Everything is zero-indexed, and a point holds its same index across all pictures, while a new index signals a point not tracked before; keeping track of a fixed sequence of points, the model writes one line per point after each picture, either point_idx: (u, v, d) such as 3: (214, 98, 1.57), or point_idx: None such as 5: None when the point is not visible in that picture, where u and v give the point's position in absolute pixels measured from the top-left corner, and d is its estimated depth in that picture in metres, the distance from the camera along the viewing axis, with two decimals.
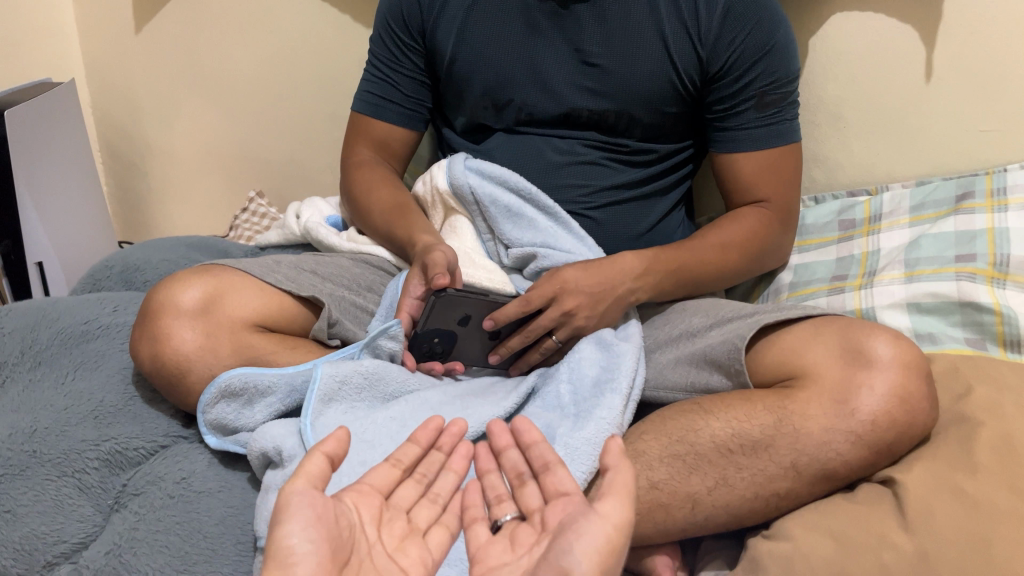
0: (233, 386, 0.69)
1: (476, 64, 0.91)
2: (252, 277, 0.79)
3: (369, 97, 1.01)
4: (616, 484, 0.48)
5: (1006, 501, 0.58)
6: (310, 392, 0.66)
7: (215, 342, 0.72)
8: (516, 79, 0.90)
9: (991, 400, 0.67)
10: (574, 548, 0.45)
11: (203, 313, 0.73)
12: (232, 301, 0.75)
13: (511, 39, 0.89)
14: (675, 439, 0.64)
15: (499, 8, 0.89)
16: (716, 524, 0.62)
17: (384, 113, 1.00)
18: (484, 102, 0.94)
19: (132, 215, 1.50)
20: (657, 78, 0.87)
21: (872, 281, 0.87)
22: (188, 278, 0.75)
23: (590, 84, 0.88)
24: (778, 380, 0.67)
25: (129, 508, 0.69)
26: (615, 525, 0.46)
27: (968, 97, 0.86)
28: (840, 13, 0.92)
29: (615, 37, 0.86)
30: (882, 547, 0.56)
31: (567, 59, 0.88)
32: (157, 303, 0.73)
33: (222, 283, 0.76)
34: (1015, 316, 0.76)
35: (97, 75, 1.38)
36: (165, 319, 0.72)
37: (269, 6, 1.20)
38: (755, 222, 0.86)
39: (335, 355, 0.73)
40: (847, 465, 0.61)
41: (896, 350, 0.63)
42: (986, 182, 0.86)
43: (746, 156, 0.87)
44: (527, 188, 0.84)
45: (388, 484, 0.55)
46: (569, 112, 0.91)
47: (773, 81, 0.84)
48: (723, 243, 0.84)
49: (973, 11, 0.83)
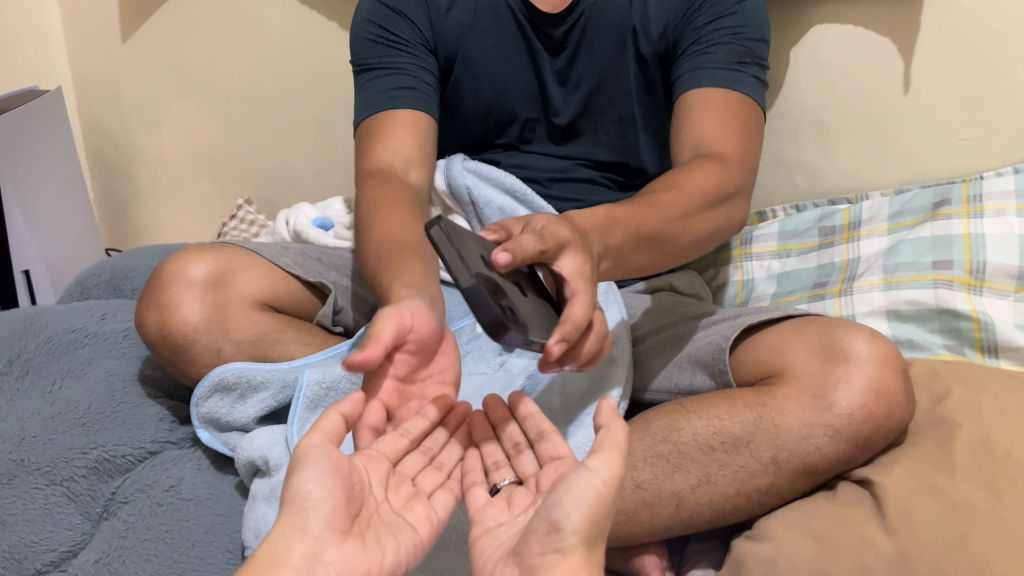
0: (226, 381, 0.70)
1: (475, 81, 0.89)
2: (263, 257, 0.79)
3: (370, 98, 0.88)
4: (608, 440, 0.45)
5: (984, 500, 0.60)
6: (297, 398, 0.67)
7: (224, 314, 0.73)
8: (517, 94, 0.88)
9: (970, 402, 0.69)
10: (563, 500, 0.43)
11: (213, 285, 0.74)
12: (243, 278, 0.76)
13: (501, 51, 0.87)
14: (658, 438, 0.65)
15: (491, 22, 0.86)
16: (701, 522, 0.63)
17: (396, 103, 0.86)
18: (485, 120, 0.92)
19: (121, 222, 1.50)
20: (627, 66, 0.86)
21: (852, 287, 0.89)
22: (199, 250, 0.76)
23: (583, 91, 0.87)
24: (759, 378, 0.68)
25: (118, 516, 0.70)
26: (606, 480, 0.44)
27: (952, 105, 0.89)
28: (818, 23, 0.92)
29: (593, 38, 0.85)
30: (863, 546, 0.58)
31: (551, 65, 0.86)
32: (167, 275, 0.74)
33: (231, 261, 0.76)
34: (992, 323, 0.79)
35: (84, 82, 1.38)
36: (174, 289, 0.72)
37: (254, 12, 1.20)
38: (715, 167, 0.73)
39: (319, 354, 0.73)
40: (826, 460, 0.63)
41: (872, 346, 0.64)
42: (962, 189, 0.88)
43: (705, 103, 0.79)
44: (522, 190, 0.85)
45: (397, 452, 0.54)
46: (572, 124, 0.89)
47: (739, 32, 0.81)
48: (680, 186, 0.70)
49: (949, 20, 0.85)
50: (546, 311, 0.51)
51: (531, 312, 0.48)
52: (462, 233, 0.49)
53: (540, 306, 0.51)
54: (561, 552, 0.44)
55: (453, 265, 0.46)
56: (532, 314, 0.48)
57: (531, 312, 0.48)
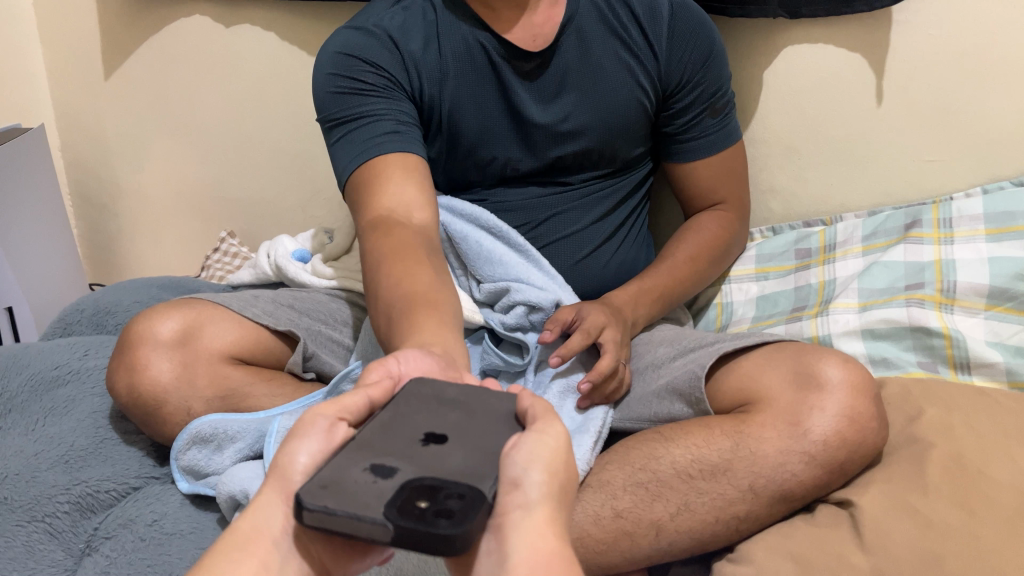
0: (202, 434, 0.71)
1: (455, 124, 0.88)
2: (232, 309, 0.80)
3: (351, 150, 0.81)
4: (543, 411, 0.46)
5: (957, 519, 0.61)
6: (269, 438, 0.67)
7: (192, 372, 0.74)
8: (504, 135, 0.89)
9: (942, 421, 0.70)
10: (516, 457, 0.42)
11: (181, 344, 0.75)
12: (211, 331, 0.77)
13: (489, 93, 0.87)
14: (637, 467, 0.66)
15: (468, 66, 0.87)
16: (681, 550, 0.64)
17: (383, 149, 0.79)
18: (464, 165, 0.91)
19: (103, 258, 1.50)
20: (619, 95, 0.88)
21: (828, 308, 0.90)
22: (166, 309, 0.77)
23: (574, 125, 0.88)
24: (735, 406, 0.69)
25: (100, 551, 0.69)
26: (554, 437, 0.44)
27: (921, 124, 0.91)
28: (791, 44, 0.95)
29: (583, 76, 0.87)
30: (840, 566, 0.59)
31: (543, 99, 0.88)
32: (137, 333, 0.75)
33: (199, 315, 0.78)
34: (963, 340, 0.80)
35: (66, 120, 1.39)
36: (143, 349, 0.74)
37: (236, 47, 1.21)
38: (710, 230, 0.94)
39: (296, 404, 0.74)
40: (803, 486, 0.64)
41: (846, 373, 0.66)
42: (932, 212, 0.90)
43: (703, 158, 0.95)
44: (498, 226, 0.85)
45: None
46: (556, 160, 0.91)
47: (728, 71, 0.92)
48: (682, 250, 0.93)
49: (913, 49, 0.88)
50: (473, 437, 0.45)
51: (460, 467, 0.42)
52: (331, 472, 0.41)
53: (467, 432, 0.45)
54: (527, 507, 0.41)
55: (362, 530, 0.38)
56: (466, 463, 0.42)
57: (461, 466, 0.42)
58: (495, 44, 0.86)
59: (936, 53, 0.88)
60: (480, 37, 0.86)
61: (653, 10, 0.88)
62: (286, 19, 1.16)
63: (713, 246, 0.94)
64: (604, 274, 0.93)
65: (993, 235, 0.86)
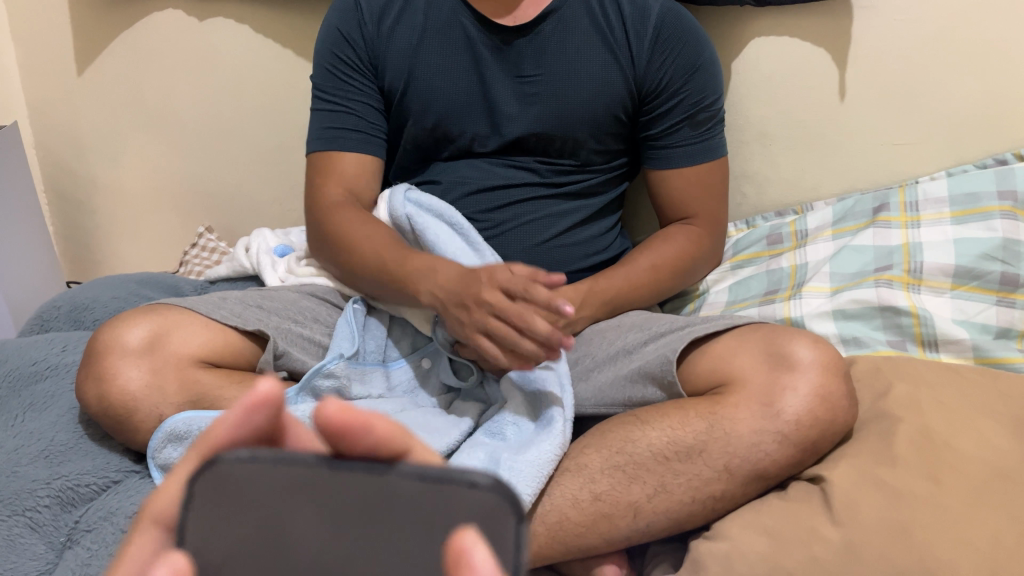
0: (177, 431, 0.71)
1: (421, 96, 0.94)
2: (200, 312, 0.80)
3: None
4: None
5: (925, 489, 0.62)
6: None
7: (162, 380, 0.74)
8: (467, 111, 0.93)
9: (910, 396, 0.72)
10: None
11: (149, 350, 0.75)
12: (179, 337, 0.77)
13: (458, 71, 0.92)
14: (615, 450, 0.67)
15: (442, 39, 0.92)
16: (658, 531, 0.65)
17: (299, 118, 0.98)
18: (433, 136, 0.96)
19: (81, 256, 1.50)
20: (587, 87, 0.91)
21: (800, 291, 0.91)
22: (135, 316, 0.78)
23: (538, 110, 0.92)
24: (709, 388, 0.71)
25: (81, 544, 0.69)
26: None
27: (887, 107, 0.93)
28: (758, 35, 0.96)
29: (556, 63, 0.91)
30: (813, 539, 0.60)
31: (510, 79, 0.92)
32: (105, 343, 0.75)
33: (167, 321, 0.78)
34: (931, 318, 0.82)
35: (41, 119, 1.38)
36: (110, 360, 0.74)
37: (211, 43, 1.21)
38: (684, 238, 0.94)
39: None
40: (776, 465, 0.65)
41: (816, 354, 0.68)
42: (899, 195, 0.93)
43: (678, 174, 0.95)
44: (460, 223, 0.89)
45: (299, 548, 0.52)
46: (520, 140, 0.94)
47: (707, 95, 0.93)
48: (656, 260, 0.92)
49: (879, 35, 0.90)
50: None
51: None
52: None
53: None
54: None
55: None
56: None
57: None
58: (467, 15, 0.91)
59: (900, 39, 0.89)
60: (460, 15, 0.91)
61: (642, 14, 0.90)
62: (261, 14, 1.17)
63: (686, 249, 0.94)
64: (570, 258, 0.95)
65: (958, 217, 0.87)
